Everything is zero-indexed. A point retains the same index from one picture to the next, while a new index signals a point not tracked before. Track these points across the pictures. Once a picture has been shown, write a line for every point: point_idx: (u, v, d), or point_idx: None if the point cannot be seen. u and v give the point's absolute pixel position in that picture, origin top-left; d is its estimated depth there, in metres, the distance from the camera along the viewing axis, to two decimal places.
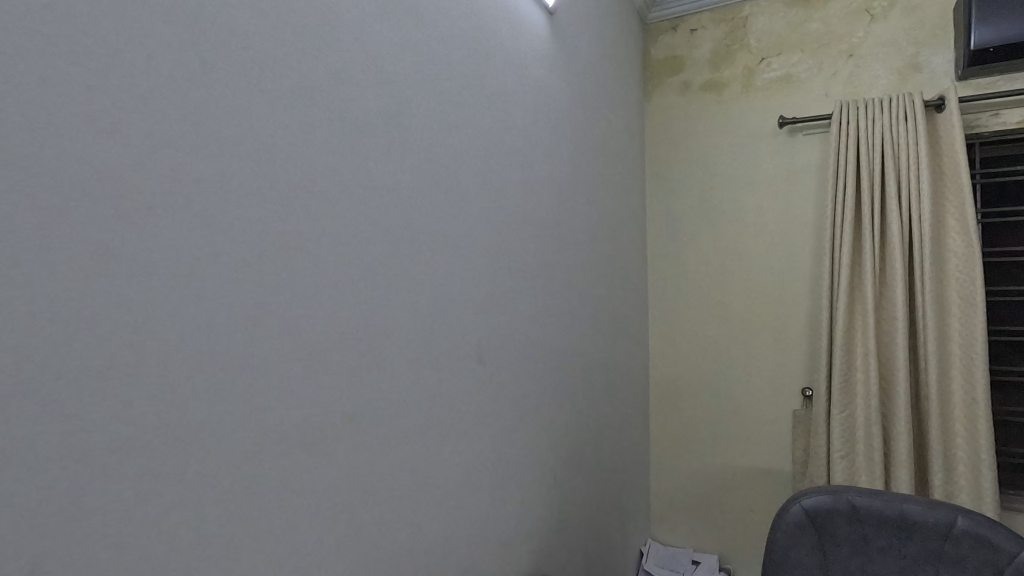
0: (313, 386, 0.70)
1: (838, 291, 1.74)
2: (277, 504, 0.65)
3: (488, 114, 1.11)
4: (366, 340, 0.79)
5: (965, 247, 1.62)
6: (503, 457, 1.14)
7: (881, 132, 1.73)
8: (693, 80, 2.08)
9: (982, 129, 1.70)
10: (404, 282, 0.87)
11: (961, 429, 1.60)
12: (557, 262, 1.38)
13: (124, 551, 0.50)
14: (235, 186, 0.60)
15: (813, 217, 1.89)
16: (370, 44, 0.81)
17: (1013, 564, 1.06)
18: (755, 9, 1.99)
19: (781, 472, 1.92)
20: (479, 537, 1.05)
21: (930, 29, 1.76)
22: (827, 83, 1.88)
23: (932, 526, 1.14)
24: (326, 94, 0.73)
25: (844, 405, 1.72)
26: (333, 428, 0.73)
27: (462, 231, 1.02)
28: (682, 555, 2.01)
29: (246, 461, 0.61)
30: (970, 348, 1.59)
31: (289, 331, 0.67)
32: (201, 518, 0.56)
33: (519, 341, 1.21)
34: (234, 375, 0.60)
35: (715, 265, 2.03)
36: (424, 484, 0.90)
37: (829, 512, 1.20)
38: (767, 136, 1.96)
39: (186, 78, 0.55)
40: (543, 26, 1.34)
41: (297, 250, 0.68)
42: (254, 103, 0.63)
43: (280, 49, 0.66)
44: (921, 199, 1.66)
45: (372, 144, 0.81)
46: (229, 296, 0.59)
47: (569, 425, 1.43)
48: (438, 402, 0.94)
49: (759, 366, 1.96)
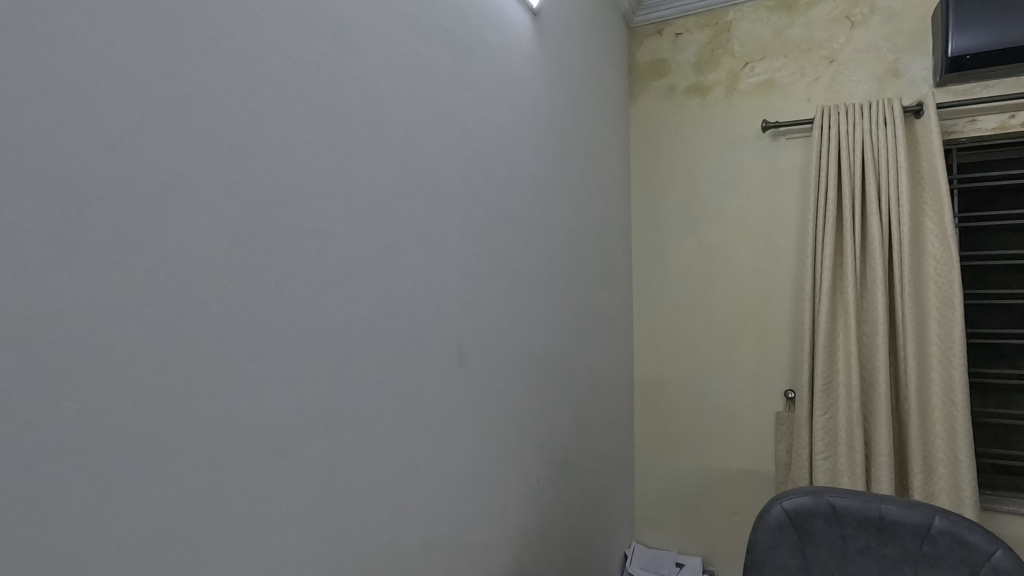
0: (289, 388, 0.68)
1: (820, 293, 1.76)
2: (251, 509, 0.63)
3: (471, 114, 1.11)
4: (346, 341, 0.78)
5: (944, 250, 1.64)
6: (485, 460, 1.13)
7: (861, 137, 1.75)
8: (678, 84, 2.09)
9: (959, 135, 1.73)
10: (384, 282, 0.85)
11: (941, 430, 1.62)
12: (540, 264, 1.38)
13: (89, 554, 0.48)
14: (211, 182, 0.58)
15: (795, 220, 1.91)
16: (350, 40, 0.80)
17: (989, 564, 1.08)
18: (739, 14, 2.01)
19: (765, 473, 1.93)
20: (460, 541, 1.04)
21: (909, 37, 1.78)
22: (809, 88, 1.90)
23: (910, 525, 1.15)
24: (304, 89, 0.71)
25: (827, 407, 1.74)
26: (311, 431, 0.71)
27: (444, 230, 1.01)
28: (667, 557, 2.02)
29: (217, 465, 0.59)
30: (949, 351, 1.62)
31: (264, 331, 0.65)
32: (170, 523, 0.55)
33: (502, 342, 1.20)
34: (205, 376, 0.58)
35: (700, 267, 2.04)
36: (403, 487, 0.89)
37: (809, 512, 1.21)
38: (751, 139, 1.98)
39: (156, 69, 0.53)
40: (528, 26, 1.34)
41: (273, 247, 0.66)
42: (229, 96, 0.61)
43: (256, 42, 0.65)
44: (900, 203, 1.68)
45: (352, 141, 0.79)
46: (201, 295, 0.57)
47: (552, 427, 1.43)
48: (418, 402, 0.93)
49: (743, 368, 1.97)
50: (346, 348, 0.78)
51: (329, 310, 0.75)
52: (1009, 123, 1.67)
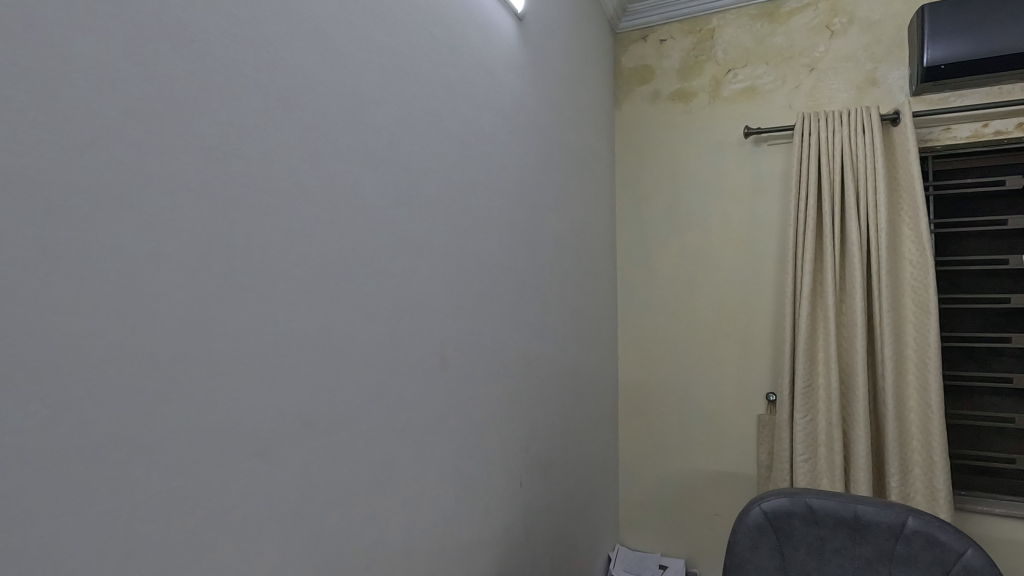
0: (266, 390, 0.67)
1: (801, 298, 1.78)
2: (228, 513, 0.62)
3: (454, 117, 1.11)
4: (327, 344, 0.77)
5: (920, 255, 1.68)
6: (467, 463, 1.13)
7: (840, 144, 1.78)
8: (662, 90, 2.12)
9: (934, 143, 1.76)
10: (365, 284, 0.85)
11: (916, 432, 1.65)
12: (524, 267, 1.39)
13: (63, 557, 0.47)
14: (189, 184, 0.58)
15: (777, 225, 1.93)
16: (332, 43, 0.80)
17: (960, 563, 1.10)
18: (722, 21, 2.04)
19: (747, 475, 1.95)
20: (442, 544, 1.04)
21: (886, 46, 1.82)
22: (790, 95, 1.94)
23: (885, 526, 1.16)
24: (284, 91, 0.71)
25: (807, 409, 1.76)
26: (288, 434, 0.71)
27: (427, 233, 1.01)
28: (650, 559, 2.02)
29: (192, 469, 0.58)
30: (924, 354, 1.65)
31: (242, 333, 0.64)
32: (146, 527, 0.54)
33: (485, 345, 1.20)
34: (179, 380, 0.57)
35: (683, 271, 2.06)
36: (384, 491, 0.89)
37: (787, 514, 1.22)
38: (733, 145, 2.01)
39: (131, 69, 0.53)
40: (512, 30, 1.34)
41: (252, 249, 0.66)
42: (206, 98, 0.60)
43: (235, 42, 0.64)
44: (878, 209, 1.72)
45: (334, 142, 0.79)
46: (174, 298, 0.56)
47: (536, 431, 1.43)
48: (400, 405, 0.93)
49: (725, 372, 1.99)
50: (326, 350, 0.77)
51: (308, 311, 0.74)
52: (983, 131, 1.71)
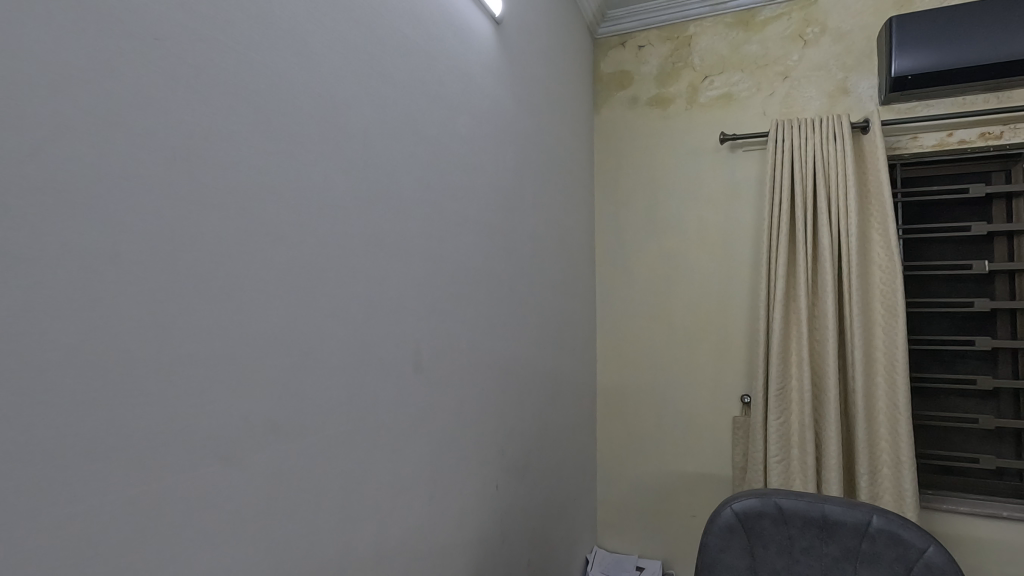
0: (233, 393, 0.66)
1: (774, 301, 1.81)
2: (192, 520, 0.61)
3: (430, 120, 1.11)
4: (298, 348, 0.77)
5: (888, 260, 1.72)
6: (441, 466, 1.12)
7: (812, 151, 1.82)
8: (640, 96, 2.14)
9: (902, 151, 1.81)
10: (338, 287, 0.85)
11: (885, 433, 1.69)
12: (500, 270, 1.39)
13: (22, 563, 0.46)
14: (156, 184, 0.57)
15: (751, 230, 1.96)
16: (304, 43, 0.79)
17: (923, 560, 1.13)
18: (699, 29, 2.07)
19: (722, 477, 1.97)
20: (414, 549, 1.02)
21: (857, 56, 1.87)
22: (764, 102, 1.97)
23: (851, 525, 1.19)
24: (253, 90, 0.70)
25: (780, 411, 1.79)
26: (256, 438, 0.69)
27: (401, 236, 1.01)
28: (627, 561, 2.03)
29: (156, 473, 0.57)
30: (893, 357, 1.69)
31: (206, 335, 0.62)
32: (108, 531, 0.53)
33: (460, 347, 1.20)
34: (141, 384, 0.55)
35: (660, 274, 2.08)
36: (355, 495, 0.88)
37: (757, 514, 1.24)
38: (709, 150, 2.04)
39: (90, 66, 0.52)
40: (489, 34, 1.35)
41: (218, 249, 0.64)
42: (170, 97, 0.59)
43: (202, 39, 0.63)
44: (849, 215, 1.76)
45: (305, 142, 0.78)
46: (134, 299, 0.55)
47: (512, 434, 1.43)
48: (373, 407, 0.92)
49: (701, 374, 2.01)
50: (295, 353, 0.76)
51: (276, 313, 0.73)
52: (948, 140, 1.76)
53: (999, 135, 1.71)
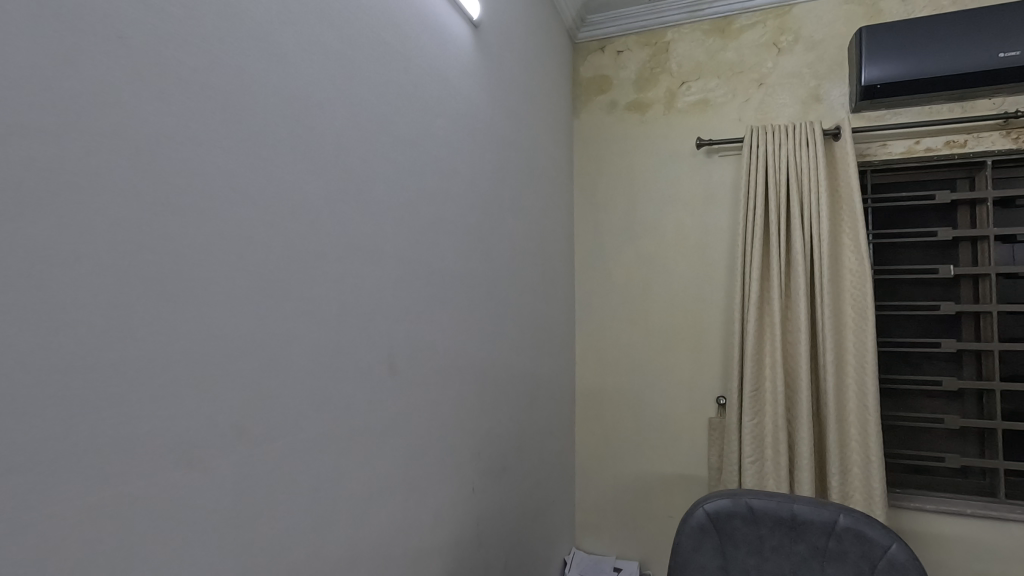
0: (202, 396, 0.65)
1: (749, 304, 1.84)
2: (156, 526, 0.59)
3: (405, 122, 1.10)
4: (269, 352, 0.75)
5: (859, 264, 1.76)
6: (417, 470, 1.11)
7: (786, 156, 1.86)
8: (619, 100, 2.17)
9: (872, 158, 1.86)
10: (312, 290, 0.84)
11: (855, 433, 1.73)
12: (478, 274, 1.39)
13: None
14: (121, 186, 0.56)
15: (727, 233, 1.99)
16: (276, 43, 0.78)
17: (887, 557, 1.15)
18: (677, 35, 2.10)
19: (698, 478, 2.00)
20: (387, 553, 1.01)
21: (829, 64, 1.91)
22: (740, 108, 2.00)
23: (819, 523, 1.21)
24: (223, 90, 0.68)
25: (754, 412, 1.82)
26: (222, 444, 0.67)
27: (376, 239, 1.00)
28: (605, 562, 2.04)
29: (121, 479, 0.56)
30: (863, 359, 1.73)
31: (170, 339, 0.61)
32: (68, 538, 0.51)
33: (436, 350, 1.19)
34: (98, 389, 0.54)
35: (638, 277, 2.11)
36: (326, 500, 0.86)
37: (728, 514, 1.26)
38: (686, 155, 2.07)
39: (48, 65, 0.50)
40: (467, 37, 1.35)
41: (185, 250, 0.63)
42: (134, 96, 0.57)
43: (169, 38, 0.62)
44: (821, 220, 1.79)
45: (276, 143, 0.77)
46: (97, 301, 0.54)
47: (489, 436, 1.42)
48: (347, 411, 0.91)
49: (678, 375, 2.04)
50: (266, 356, 0.75)
51: (247, 315, 0.72)
52: (915, 147, 1.81)
53: (963, 144, 1.77)
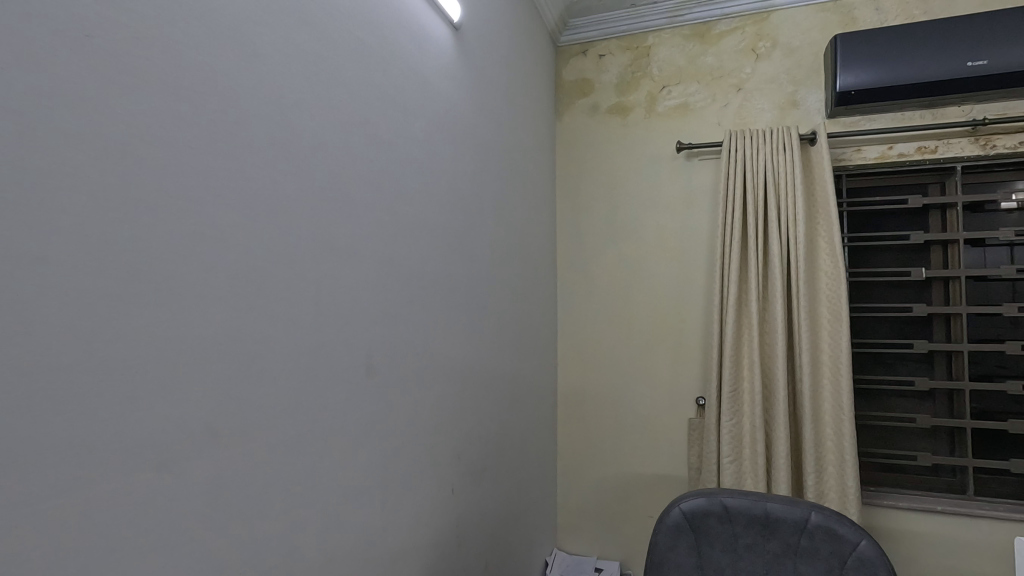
0: (174, 398, 0.64)
1: (728, 306, 1.87)
2: (124, 530, 0.58)
3: (385, 124, 1.10)
4: (245, 354, 0.75)
5: (834, 267, 1.80)
6: (395, 472, 1.11)
7: (763, 161, 1.89)
8: (601, 104, 2.19)
9: (847, 163, 1.90)
10: (288, 291, 0.84)
11: (830, 433, 1.76)
12: (458, 275, 1.39)
13: None
14: (89, 186, 0.55)
15: (707, 236, 2.02)
16: (251, 42, 0.77)
17: (856, 553, 1.17)
18: (657, 40, 2.13)
19: (678, 478, 2.02)
20: (364, 555, 1.01)
21: (806, 71, 1.95)
22: (719, 113, 2.03)
23: (791, 521, 1.23)
24: (197, 90, 0.68)
25: (732, 413, 1.84)
26: (194, 447, 0.66)
27: (353, 240, 1.00)
28: (587, 563, 2.05)
29: (88, 481, 0.55)
30: (838, 360, 1.76)
31: (140, 340, 0.60)
32: (32, 542, 0.50)
33: (415, 351, 1.20)
34: (63, 390, 0.53)
35: (620, 279, 2.12)
36: (303, 502, 0.86)
37: (703, 513, 1.28)
38: (667, 159, 2.09)
39: (13, 64, 0.50)
40: (448, 39, 1.35)
41: (155, 251, 0.62)
42: (103, 96, 0.57)
43: (140, 36, 0.61)
44: (797, 224, 1.82)
45: (251, 142, 0.77)
46: (61, 303, 0.53)
47: (469, 438, 1.43)
48: (325, 413, 0.91)
49: (659, 376, 2.06)
50: (242, 358, 0.74)
51: (222, 317, 0.71)
52: (888, 153, 1.86)
53: (934, 150, 1.81)
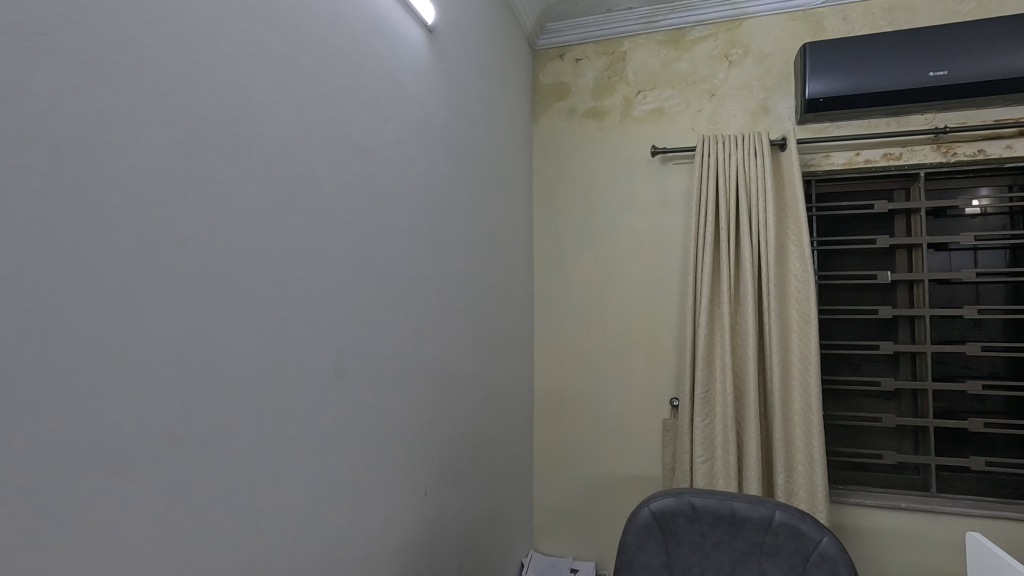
0: (134, 403, 0.62)
1: (701, 308, 1.90)
2: (79, 538, 0.56)
3: (356, 126, 1.10)
4: (210, 358, 0.73)
5: (802, 270, 1.84)
6: (366, 475, 1.11)
7: (735, 165, 1.92)
8: (578, 107, 2.21)
9: (816, 168, 1.94)
10: (256, 294, 0.82)
11: (800, 433, 1.80)
12: (431, 277, 1.39)
13: None
14: (40, 187, 0.53)
15: (681, 239, 2.05)
16: (217, 42, 0.76)
17: (818, 550, 1.20)
18: (633, 45, 2.15)
19: (652, 479, 2.04)
20: (334, 560, 1.00)
21: (776, 78, 1.99)
22: (693, 118, 2.06)
23: (757, 520, 1.26)
24: (159, 88, 0.67)
25: (705, 413, 1.87)
26: (155, 452, 0.65)
27: (323, 243, 0.99)
28: (562, 564, 2.06)
29: (41, 488, 0.53)
30: (807, 361, 1.80)
31: (97, 345, 0.58)
32: None
33: (387, 354, 1.19)
34: (13, 395, 0.51)
35: (596, 281, 2.14)
36: (270, 506, 0.84)
37: (672, 512, 1.30)
38: (642, 163, 2.12)
39: None
40: (422, 41, 1.35)
41: (115, 252, 0.60)
42: (56, 94, 0.55)
43: (98, 34, 0.60)
44: (767, 228, 1.86)
45: (217, 142, 0.75)
46: (11, 307, 0.51)
47: (442, 441, 1.43)
48: (293, 416, 0.90)
49: (634, 378, 2.08)
50: (207, 362, 0.73)
51: (187, 321, 0.70)
52: (856, 159, 1.90)
53: (899, 156, 1.87)
